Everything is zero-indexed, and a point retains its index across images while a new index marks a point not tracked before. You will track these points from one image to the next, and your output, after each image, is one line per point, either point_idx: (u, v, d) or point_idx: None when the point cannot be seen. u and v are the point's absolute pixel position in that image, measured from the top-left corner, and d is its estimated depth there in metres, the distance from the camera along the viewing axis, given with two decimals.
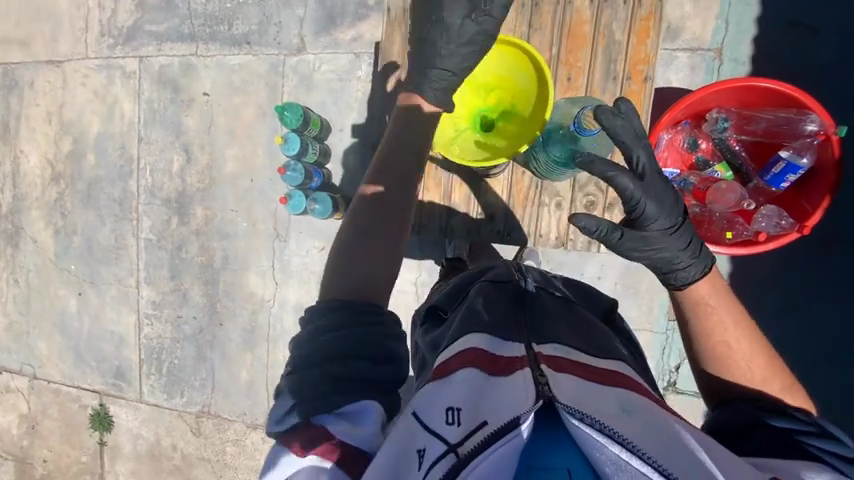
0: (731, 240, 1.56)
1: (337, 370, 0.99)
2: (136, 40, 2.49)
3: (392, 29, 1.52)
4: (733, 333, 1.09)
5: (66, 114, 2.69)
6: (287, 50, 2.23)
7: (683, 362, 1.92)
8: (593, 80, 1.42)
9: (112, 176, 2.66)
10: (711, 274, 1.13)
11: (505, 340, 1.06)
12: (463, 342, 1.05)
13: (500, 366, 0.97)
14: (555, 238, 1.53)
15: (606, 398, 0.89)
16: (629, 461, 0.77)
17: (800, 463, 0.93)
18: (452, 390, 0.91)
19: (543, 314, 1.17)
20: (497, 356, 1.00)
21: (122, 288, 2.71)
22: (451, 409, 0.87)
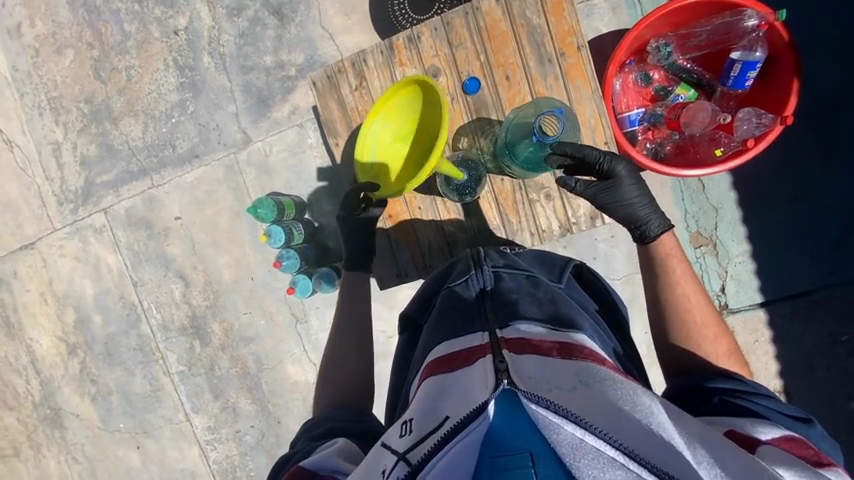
0: (721, 156, 1.56)
1: (335, 423, 1.25)
2: (94, 195, 2.52)
3: (326, 98, 1.52)
4: (691, 289, 1.31)
5: (58, 288, 2.71)
6: (235, 147, 2.25)
7: (727, 281, 1.86)
8: (530, 69, 1.45)
9: (124, 327, 2.67)
10: (668, 231, 1.37)
11: (466, 335, 1.07)
12: (431, 355, 1.09)
13: (459, 362, 0.97)
14: (559, 228, 1.53)
15: (564, 374, 0.86)
16: (584, 439, 0.70)
17: (744, 417, 0.98)
18: (413, 406, 0.92)
19: (506, 299, 1.16)
20: (460, 352, 1.00)
21: (175, 426, 2.72)
22: (405, 421, 0.89)
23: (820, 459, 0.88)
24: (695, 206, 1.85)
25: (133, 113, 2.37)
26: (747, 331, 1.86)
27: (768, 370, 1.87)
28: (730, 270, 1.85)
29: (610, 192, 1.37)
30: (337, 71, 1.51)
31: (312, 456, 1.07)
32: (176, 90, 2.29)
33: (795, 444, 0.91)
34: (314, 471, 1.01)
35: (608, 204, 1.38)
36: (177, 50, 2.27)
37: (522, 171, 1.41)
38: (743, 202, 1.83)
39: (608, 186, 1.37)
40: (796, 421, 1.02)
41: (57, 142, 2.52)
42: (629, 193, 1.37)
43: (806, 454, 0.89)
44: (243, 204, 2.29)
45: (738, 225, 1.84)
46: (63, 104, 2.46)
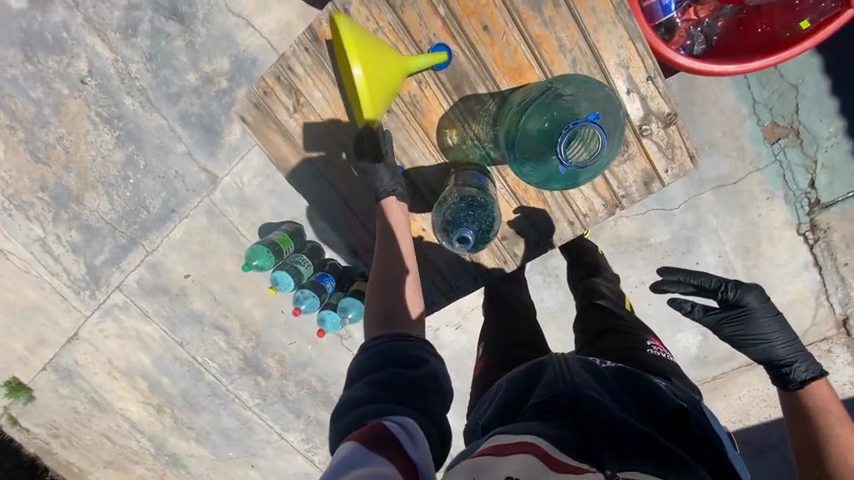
0: (770, 26, 1.45)
1: (398, 368, 1.12)
2: (101, 277, 2.43)
3: (267, 134, 1.39)
4: (842, 432, 1.36)
5: (118, 364, 2.80)
6: (205, 189, 1.99)
7: (816, 174, 1.71)
8: (491, 11, 1.28)
9: (191, 381, 2.76)
10: (819, 379, 1.47)
11: (568, 454, 0.85)
12: (520, 427, 0.95)
13: (562, 465, 0.81)
14: (604, 208, 1.41)
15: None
16: None
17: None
18: (509, 464, 0.81)
19: (617, 423, 0.95)
20: (565, 455, 0.84)
21: (275, 444, 2.92)
22: (507, 476, 0.78)
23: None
24: (766, 92, 1.66)
25: (90, 186, 2.14)
26: (847, 221, 1.74)
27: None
28: (819, 158, 1.70)
29: (742, 325, 1.56)
30: (264, 93, 1.35)
31: (393, 421, 0.98)
32: (117, 147, 2.00)
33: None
34: (392, 442, 0.92)
35: (742, 336, 1.58)
36: (95, 101, 1.93)
37: (536, 181, 1.30)
38: (826, 67, 1.64)
39: (741, 318, 1.56)
40: None
41: (40, 238, 2.39)
42: (764, 325, 1.55)
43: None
44: (240, 245, 2.09)
45: (823, 100, 1.66)
46: (23, 199, 2.27)
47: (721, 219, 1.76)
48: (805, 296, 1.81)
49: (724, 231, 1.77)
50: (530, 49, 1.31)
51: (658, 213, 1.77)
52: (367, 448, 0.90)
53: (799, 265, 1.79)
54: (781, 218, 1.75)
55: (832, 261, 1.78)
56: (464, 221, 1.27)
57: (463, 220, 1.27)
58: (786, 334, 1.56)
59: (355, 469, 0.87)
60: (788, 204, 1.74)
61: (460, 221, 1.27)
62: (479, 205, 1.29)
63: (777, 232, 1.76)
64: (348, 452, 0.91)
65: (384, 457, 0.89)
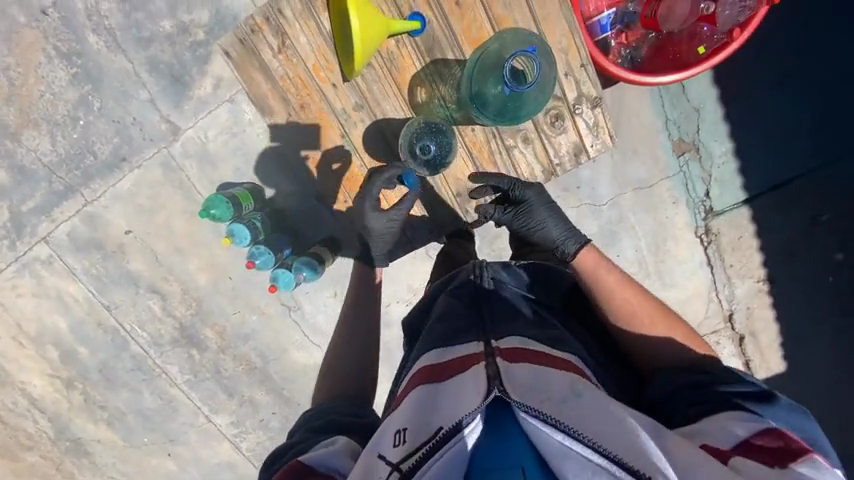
0: (703, 52, 1.42)
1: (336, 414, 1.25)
2: (26, 226, 2.23)
3: (249, 71, 1.33)
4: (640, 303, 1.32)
5: (29, 328, 2.52)
6: (165, 141, 1.96)
7: (710, 185, 2.06)
8: None
9: (113, 352, 2.53)
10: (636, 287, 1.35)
11: (461, 344, 1.07)
12: (418, 362, 1.07)
13: (449, 373, 0.96)
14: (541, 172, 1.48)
15: (551, 382, 0.88)
16: (572, 447, 0.75)
17: (723, 414, 1.02)
18: (404, 410, 0.90)
19: (510, 308, 1.21)
20: (450, 361, 1.01)
21: (200, 428, 2.73)
22: (399, 428, 0.86)
23: (797, 451, 0.93)
24: (677, 113, 2.01)
25: (31, 123, 2.01)
26: (738, 231, 2.10)
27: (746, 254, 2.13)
28: (713, 173, 2.06)
29: (514, 218, 1.45)
30: (251, 32, 1.30)
31: (312, 451, 1.03)
32: (71, 86, 1.92)
33: (768, 437, 0.96)
34: (312, 470, 0.98)
35: (517, 224, 1.46)
36: (55, 36, 1.87)
37: (492, 121, 1.34)
38: (724, 98, 2.02)
39: (510, 219, 1.46)
40: (763, 404, 1.07)
41: None
42: (541, 215, 1.43)
43: (781, 447, 0.94)
44: (195, 202, 2.05)
45: (720, 124, 2.03)
46: None
47: (638, 217, 2.05)
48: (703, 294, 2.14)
49: (640, 228, 2.05)
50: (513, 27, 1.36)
51: (591, 209, 2.02)
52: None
53: (696, 264, 2.11)
54: (683, 221, 2.07)
55: (722, 263, 2.13)
56: (428, 145, 1.37)
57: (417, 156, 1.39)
58: (536, 204, 1.44)
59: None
60: (689, 209, 2.07)
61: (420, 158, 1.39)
62: (436, 132, 1.38)
63: (679, 233, 2.08)
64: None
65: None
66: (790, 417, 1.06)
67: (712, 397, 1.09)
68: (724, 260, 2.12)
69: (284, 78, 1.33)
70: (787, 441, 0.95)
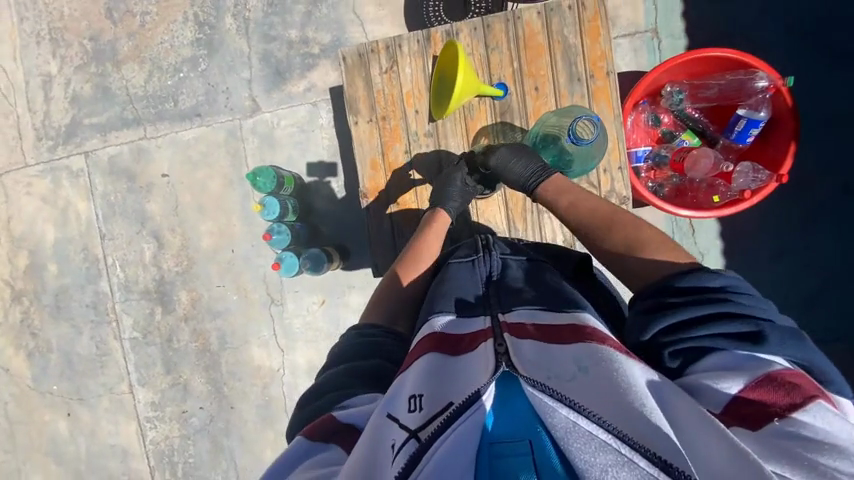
0: (718, 202, 1.64)
1: (387, 363, 1.06)
2: (78, 136, 2.36)
3: (354, 76, 1.43)
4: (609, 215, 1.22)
5: (15, 228, 2.47)
6: (241, 113, 2.19)
7: None
8: (559, 84, 1.37)
9: (80, 281, 2.43)
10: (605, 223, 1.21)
11: (468, 317, 1.01)
12: (421, 333, 1.00)
13: (463, 346, 0.91)
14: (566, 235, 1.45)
15: (563, 362, 0.81)
16: (577, 422, 0.66)
17: (705, 366, 0.87)
18: (414, 376, 0.85)
19: (514, 286, 1.09)
20: (461, 336, 0.95)
21: (115, 397, 2.45)
22: (413, 396, 0.81)
23: (795, 401, 0.77)
24: (684, 249, 1.94)
25: (139, 59, 2.27)
26: None
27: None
28: None
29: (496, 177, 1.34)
30: (370, 51, 1.43)
31: (348, 407, 0.92)
32: (190, 45, 2.22)
33: (763, 390, 0.80)
34: (348, 429, 0.88)
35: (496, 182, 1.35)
36: (199, 6, 2.21)
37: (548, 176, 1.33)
38: (729, 251, 1.93)
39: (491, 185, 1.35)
40: (745, 341, 0.87)
41: (48, 75, 2.37)
42: (514, 169, 1.29)
43: (776, 399, 0.78)
44: (239, 172, 2.21)
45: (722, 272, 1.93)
46: (65, 37, 2.34)
47: None
48: None
49: None
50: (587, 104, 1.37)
51: None
52: (315, 443, 0.86)
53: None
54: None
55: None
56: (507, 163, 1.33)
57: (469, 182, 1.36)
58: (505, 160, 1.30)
59: (306, 462, 0.85)
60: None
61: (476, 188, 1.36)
62: None
63: None
64: (296, 449, 0.86)
65: (337, 445, 0.86)
66: (784, 350, 0.86)
67: (689, 341, 0.91)
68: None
69: (375, 94, 1.43)
70: (789, 394, 0.78)
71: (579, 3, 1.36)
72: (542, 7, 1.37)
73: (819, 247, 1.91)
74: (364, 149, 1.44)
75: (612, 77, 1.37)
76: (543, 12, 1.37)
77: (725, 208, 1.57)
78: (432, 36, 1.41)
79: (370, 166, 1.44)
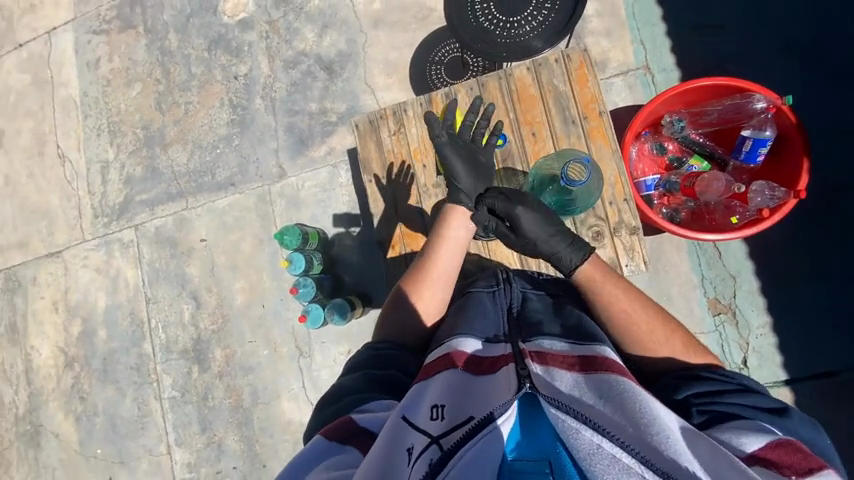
0: (738, 223, 1.61)
1: (402, 374, 1.10)
2: (129, 212, 2.65)
3: (366, 140, 1.59)
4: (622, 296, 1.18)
5: (71, 298, 2.72)
6: (270, 179, 2.41)
7: (748, 354, 1.84)
8: (555, 128, 1.46)
9: (125, 345, 2.60)
10: (635, 307, 1.17)
11: (491, 344, 1.01)
12: (442, 349, 0.99)
13: (483, 369, 0.90)
14: None
15: (584, 390, 0.79)
16: (601, 445, 0.64)
17: (739, 425, 0.89)
18: (436, 387, 0.85)
19: (532, 320, 1.10)
20: (481, 359, 0.94)
21: (154, 458, 2.50)
22: (435, 405, 0.80)
23: (811, 467, 0.80)
24: (712, 273, 1.88)
25: (182, 141, 2.59)
26: None
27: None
28: (751, 342, 1.84)
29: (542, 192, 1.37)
30: (379, 117, 1.59)
31: (366, 412, 0.95)
32: (226, 125, 2.52)
33: (784, 450, 0.82)
34: (365, 433, 0.90)
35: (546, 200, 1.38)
36: (233, 92, 2.53)
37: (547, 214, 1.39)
38: (762, 272, 1.85)
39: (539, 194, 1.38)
40: (773, 415, 0.94)
41: (106, 162, 2.73)
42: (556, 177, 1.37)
43: (796, 462, 0.80)
44: (269, 231, 2.39)
45: (758, 295, 1.85)
46: (121, 129, 2.71)
47: None
48: None
49: None
50: (585, 143, 1.44)
51: None
52: (334, 443, 0.90)
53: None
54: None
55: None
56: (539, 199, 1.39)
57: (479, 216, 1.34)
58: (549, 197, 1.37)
59: (322, 463, 0.88)
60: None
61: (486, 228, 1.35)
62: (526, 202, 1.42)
63: None
64: (315, 447, 0.90)
65: (353, 447, 0.88)
66: (804, 427, 0.92)
67: (719, 404, 0.95)
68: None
69: (385, 154, 1.57)
70: (807, 459, 0.81)
71: (565, 55, 1.49)
72: (532, 63, 1.50)
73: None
74: (379, 203, 1.56)
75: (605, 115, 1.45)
76: (532, 67, 1.50)
77: (749, 227, 1.54)
78: (432, 98, 1.55)
79: (385, 218, 1.55)
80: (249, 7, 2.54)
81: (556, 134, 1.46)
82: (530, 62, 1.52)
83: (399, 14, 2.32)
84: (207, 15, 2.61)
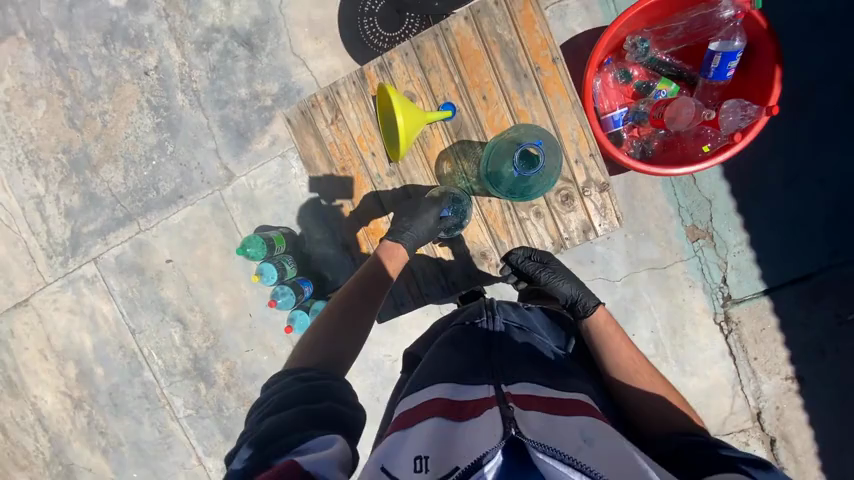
0: (709, 152, 1.50)
1: (336, 403, 1.00)
2: (83, 245, 2.46)
3: (303, 135, 1.40)
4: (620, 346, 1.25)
5: (56, 342, 2.63)
6: (219, 184, 2.20)
7: (727, 272, 1.83)
8: (506, 87, 1.29)
9: (126, 376, 2.57)
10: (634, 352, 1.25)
11: (470, 386, 0.94)
12: (427, 393, 0.94)
13: (467, 413, 0.85)
14: (551, 242, 1.39)
15: (569, 429, 0.79)
16: None
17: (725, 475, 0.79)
18: (414, 438, 0.80)
19: (517, 354, 1.07)
20: (465, 403, 0.89)
21: (189, 470, 2.60)
22: (418, 456, 0.76)
23: None
24: (688, 200, 1.82)
25: (112, 158, 2.32)
26: None
27: (770, 348, 1.85)
28: (729, 259, 1.83)
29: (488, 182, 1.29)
30: (310, 105, 1.38)
31: (307, 452, 0.85)
32: (153, 132, 2.24)
33: None
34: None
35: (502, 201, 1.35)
36: (149, 91, 2.21)
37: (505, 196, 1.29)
38: (736, 190, 1.80)
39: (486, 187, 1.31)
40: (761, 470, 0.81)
41: (39, 196, 2.47)
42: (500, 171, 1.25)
43: None
44: (233, 240, 2.24)
45: (734, 214, 1.81)
46: (41, 157, 2.42)
47: (652, 297, 1.86)
48: (723, 384, 1.87)
49: (654, 309, 1.87)
50: (539, 98, 1.29)
51: (603, 282, 1.87)
52: None
53: (716, 353, 1.86)
54: (699, 306, 1.85)
55: (743, 355, 1.86)
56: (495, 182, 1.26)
57: (517, 257, 1.35)
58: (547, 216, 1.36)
59: None
60: (705, 295, 1.85)
61: (522, 268, 1.35)
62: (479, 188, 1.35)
63: (697, 317, 1.86)
64: None
65: None
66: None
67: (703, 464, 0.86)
68: (745, 351, 1.85)
69: (326, 148, 1.39)
70: None
71: None
72: (468, 11, 1.27)
73: (828, 162, 1.79)
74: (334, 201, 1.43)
75: (559, 60, 1.26)
76: (470, 16, 1.27)
77: (722, 154, 1.44)
78: (368, 71, 1.34)
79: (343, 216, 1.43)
80: None
81: (508, 91, 1.29)
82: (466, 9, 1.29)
83: None
84: (94, 3, 2.21)
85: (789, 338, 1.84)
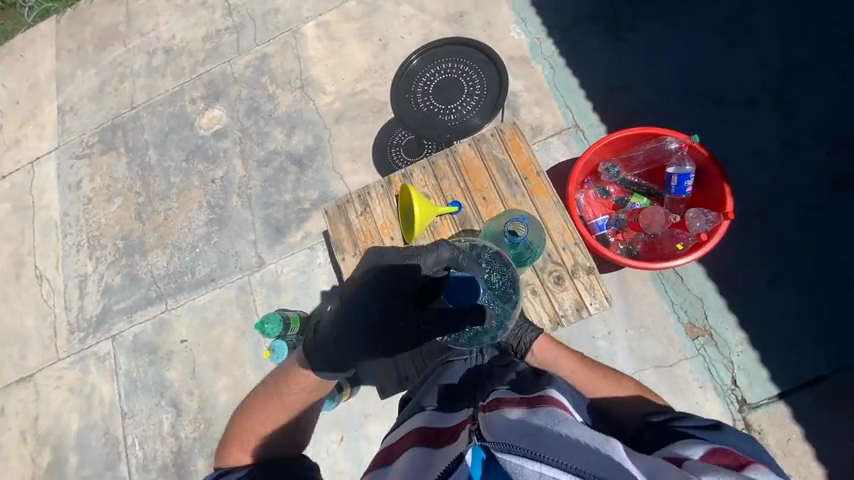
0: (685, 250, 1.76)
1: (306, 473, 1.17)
2: (107, 322, 2.61)
3: (336, 223, 1.71)
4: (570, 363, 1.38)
5: (42, 425, 2.54)
6: (249, 269, 2.47)
7: (737, 373, 1.86)
8: (501, 191, 1.63)
9: (99, 471, 2.39)
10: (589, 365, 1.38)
11: (450, 414, 1.02)
12: (410, 424, 1.03)
13: (443, 438, 0.90)
14: (547, 319, 1.52)
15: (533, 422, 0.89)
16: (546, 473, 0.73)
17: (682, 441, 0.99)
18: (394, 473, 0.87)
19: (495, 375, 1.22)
20: (441, 429, 0.95)
21: None
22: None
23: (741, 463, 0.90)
24: (680, 298, 1.96)
25: (162, 245, 2.67)
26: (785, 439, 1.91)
27: (804, 464, 1.76)
28: (736, 361, 1.87)
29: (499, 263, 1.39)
30: (345, 201, 1.73)
31: None
32: (204, 225, 2.64)
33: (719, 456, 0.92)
34: None
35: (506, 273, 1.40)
36: (210, 194, 2.69)
37: None
38: (724, 289, 1.94)
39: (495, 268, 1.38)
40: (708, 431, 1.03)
41: (84, 274, 2.75)
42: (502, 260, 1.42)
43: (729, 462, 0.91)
44: (250, 322, 2.39)
45: (727, 312, 1.92)
46: (101, 241, 2.79)
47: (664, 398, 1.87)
48: None
49: None
50: (528, 199, 1.61)
51: None
52: None
53: None
54: (717, 411, 1.84)
55: None
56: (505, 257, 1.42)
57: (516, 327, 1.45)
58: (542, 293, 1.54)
59: None
60: (719, 397, 1.85)
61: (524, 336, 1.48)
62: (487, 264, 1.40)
63: None
64: None
65: None
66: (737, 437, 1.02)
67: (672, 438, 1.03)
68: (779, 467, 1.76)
69: (354, 234, 1.68)
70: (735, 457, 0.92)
71: (499, 129, 1.70)
72: (471, 139, 1.71)
73: (807, 265, 1.93)
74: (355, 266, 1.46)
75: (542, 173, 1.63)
76: (472, 143, 1.70)
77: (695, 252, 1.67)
78: (393, 180, 1.72)
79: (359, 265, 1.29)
80: (224, 119, 2.82)
81: (504, 193, 1.63)
82: (470, 138, 1.73)
83: (358, 109, 2.62)
84: (185, 130, 2.87)
85: (820, 451, 1.76)
